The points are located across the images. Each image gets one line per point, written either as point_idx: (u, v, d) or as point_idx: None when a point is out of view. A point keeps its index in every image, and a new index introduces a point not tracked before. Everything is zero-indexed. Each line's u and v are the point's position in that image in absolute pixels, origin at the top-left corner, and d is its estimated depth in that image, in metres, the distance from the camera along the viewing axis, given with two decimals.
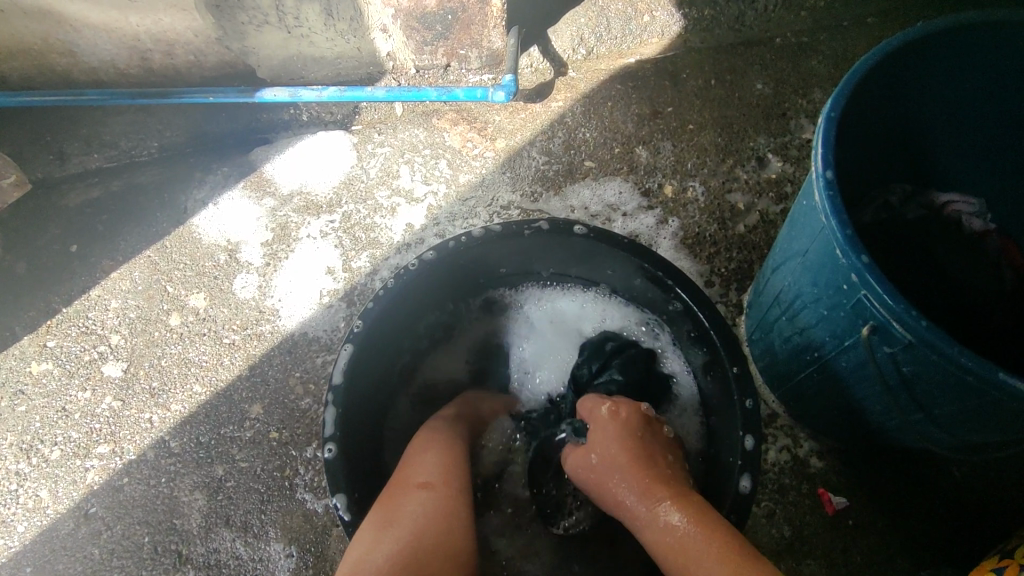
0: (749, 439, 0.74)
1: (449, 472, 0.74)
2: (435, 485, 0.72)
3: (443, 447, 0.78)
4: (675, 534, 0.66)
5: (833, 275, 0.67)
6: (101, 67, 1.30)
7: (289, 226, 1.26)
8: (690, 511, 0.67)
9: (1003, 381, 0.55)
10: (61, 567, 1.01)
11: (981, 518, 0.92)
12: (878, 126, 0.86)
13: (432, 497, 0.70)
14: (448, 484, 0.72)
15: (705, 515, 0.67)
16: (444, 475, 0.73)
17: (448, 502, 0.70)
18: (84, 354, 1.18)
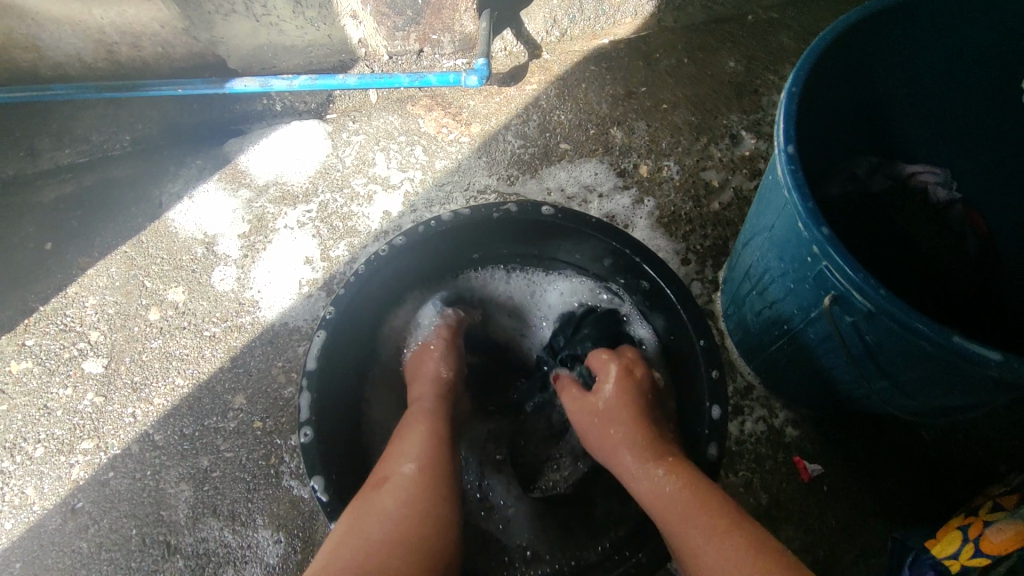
0: (715, 409, 0.76)
1: (431, 461, 0.71)
2: (414, 475, 0.69)
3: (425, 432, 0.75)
4: (676, 492, 0.67)
5: (797, 248, 0.68)
6: (67, 62, 1.28)
7: (265, 217, 1.25)
8: (691, 477, 0.68)
9: (959, 346, 0.56)
10: (50, 562, 1.02)
11: (949, 479, 0.94)
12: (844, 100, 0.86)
13: (411, 487, 0.67)
14: (427, 473, 0.69)
15: (703, 482, 0.68)
16: (425, 464, 0.70)
17: (428, 494, 0.67)
18: (64, 352, 1.18)
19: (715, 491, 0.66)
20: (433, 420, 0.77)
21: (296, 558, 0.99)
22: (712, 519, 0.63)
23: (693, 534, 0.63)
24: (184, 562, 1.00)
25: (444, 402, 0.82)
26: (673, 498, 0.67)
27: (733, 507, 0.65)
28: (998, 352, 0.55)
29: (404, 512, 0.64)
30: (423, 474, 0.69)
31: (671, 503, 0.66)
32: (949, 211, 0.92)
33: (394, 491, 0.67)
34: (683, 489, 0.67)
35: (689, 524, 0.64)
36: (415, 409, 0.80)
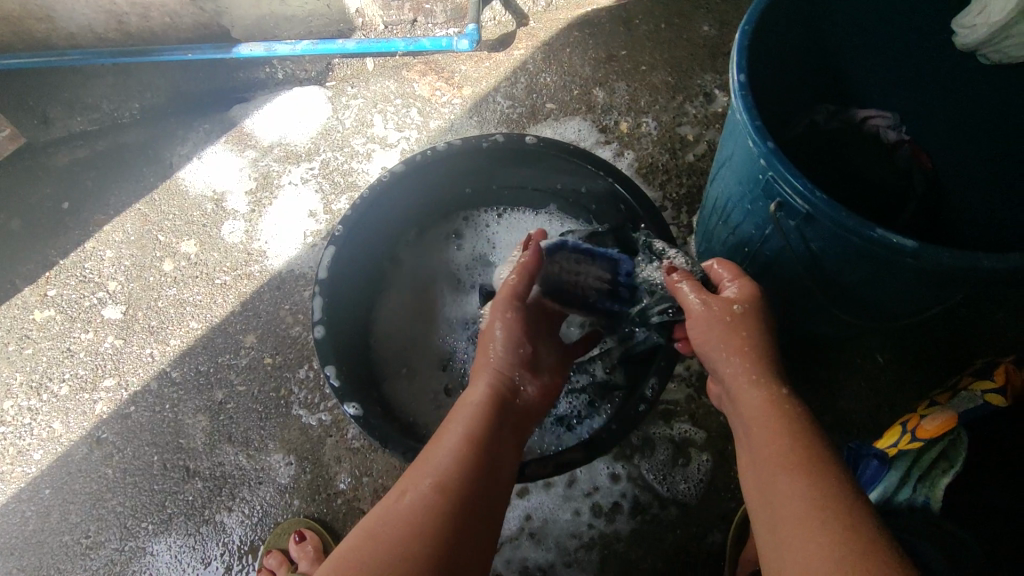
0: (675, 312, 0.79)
1: (456, 480, 0.57)
2: (429, 495, 0.55)
3: (464, 436, 0.62)
4: (753, 416, 0.61)
5: (751, 168, 0.77)
6: (79, 32, 1.36)
7: (271, 174, 1.34)
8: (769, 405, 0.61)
9: (879, 236, 0.65)
10: (78, 487, 1.10)
11: (903, 395, 1.01)
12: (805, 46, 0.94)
13: (421, 510, 0.54)
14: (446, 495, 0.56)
15: (783, 414, 0.60)
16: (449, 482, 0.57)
17: (444, 522, 0.54)
18: (84, 300, 1.26)
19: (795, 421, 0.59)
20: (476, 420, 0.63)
21: (306, 478, 1.07)
22: (789, 454, 0.56)
23: (765, 470, 0.57)
24: (203, 484, 1.09)
25: (502, 393, 0.67)
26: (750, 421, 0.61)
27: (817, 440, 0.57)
28: (914, 241, 0.64)
29: (410, 538, 0.52)
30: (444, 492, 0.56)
31: (753, 425, 0.61)
32: (896, 150, 0.99)
33: (400, 511, 0.54)
34: (758, 416, 0.61)
35: (764, 460, 0.58)
36: (476, 391, 0.66)
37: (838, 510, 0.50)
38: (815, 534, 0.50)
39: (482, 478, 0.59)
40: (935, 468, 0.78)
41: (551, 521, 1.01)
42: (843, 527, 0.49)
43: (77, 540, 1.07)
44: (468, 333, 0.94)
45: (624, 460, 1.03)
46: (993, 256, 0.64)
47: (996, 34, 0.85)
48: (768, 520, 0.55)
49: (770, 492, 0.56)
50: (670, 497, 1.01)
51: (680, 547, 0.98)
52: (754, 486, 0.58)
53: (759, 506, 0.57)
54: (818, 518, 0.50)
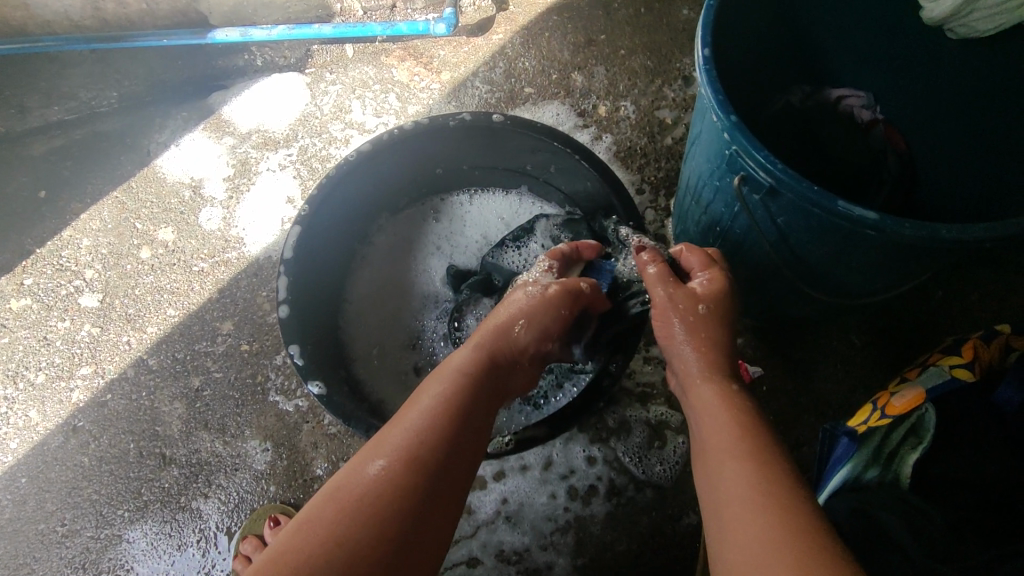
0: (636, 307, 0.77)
1: (429, 455, 0.55)
2: (397, 470, 0.54)
3: (444, 407, 0.59)
4: (704, 409, 0.62)
5: (718, 144, 0.77)
6: (55, 19, 1.35)
7: (248, 161, 1.33)
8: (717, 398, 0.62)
9: (841, 209, 0.65)
10: (55, 475, 1.10)
11: (879, 374, 1.01)
12: (778, 26, 0.93)
13: (387, 484, 0.53)
14: (417, 471, 0.54)
15: (732, 407, 0.61)
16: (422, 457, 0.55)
17: (410, 501, 0.52)
18: (61, 289, 1.25)
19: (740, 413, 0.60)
20: (458, 392, 0.61)
21: (282, 464, 1.07)
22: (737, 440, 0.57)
23: (712, 460, 0.58)
24: (179, 471, 1.08)
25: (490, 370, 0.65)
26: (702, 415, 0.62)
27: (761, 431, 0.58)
28: (874, 212, 0.64)
29: (372, 515, 0.51)
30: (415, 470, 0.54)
31: (704, 418, 0.61)
32: (871, 130, 0.99)
33: (364, 484, 0.53)
34: (707, 409, 0.62)
35: (712, 450, 0.58)
36: (468, 363, 0.65)
37: (778, 503, 0.50)
38: (753, 518, 0.50)
39: (458, 451, 0.57)
40: (905, 443, 0.77)
41: (527, 504, 1.01)
42: (783, 520, 0.49)
43: (54, 528, 1.07)
44: (438, 314, 0.95)
45: (600, 443, 1.03)
46: (954, 227, 0.63)
47: (962, 7, 0.82)
48: (714, 507, 0.55)
49: (719, 478, 0.56)
50: (645, 480, 1.01)
51: (656, 529, 0.98)
52: (704, 476, 0.58)
53: (706, 497, 0.57)
54: (757, 506, 0.51)
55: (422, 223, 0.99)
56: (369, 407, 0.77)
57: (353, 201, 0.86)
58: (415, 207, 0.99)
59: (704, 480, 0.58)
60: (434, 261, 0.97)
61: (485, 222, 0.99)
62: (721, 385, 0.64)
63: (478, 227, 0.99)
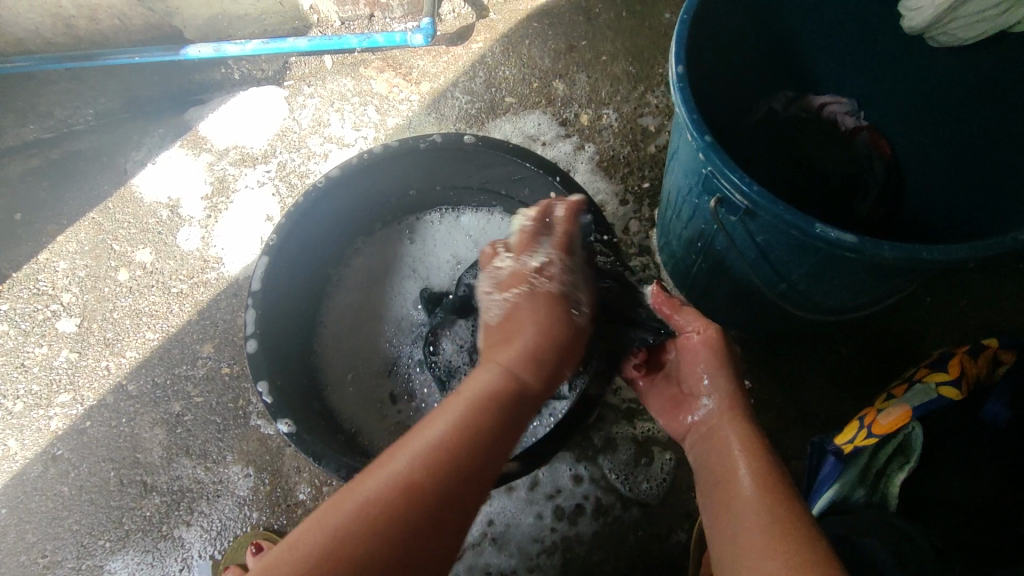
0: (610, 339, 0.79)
1: (451, 458, 0.52)
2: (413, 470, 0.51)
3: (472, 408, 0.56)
4: (728, 450, 0.63)
5: (695, 163, 0.75)
6: (27, 37, 1.32)
7: (226, 179, 1.31)
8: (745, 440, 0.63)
9: (820, 232, 0.63)
10: (34, 505, 1.08)
11: (869, 386, 0.99)
12: (760, 32, 0.90)
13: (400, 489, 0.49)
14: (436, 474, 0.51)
15: (759, 451, 0.62)
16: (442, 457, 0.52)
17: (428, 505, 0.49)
18: (38, 313, 1.23)
19: (766, 455, 0.61)
20: (476, 426, 0.54)
21: (265, 489, 1.06)
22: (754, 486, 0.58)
23: (734, 496, 0.58)
24: (161, 498, 1.07)
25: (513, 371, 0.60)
26: (725, 454, 0.63)
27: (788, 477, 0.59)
28: (853, 235, 0.63)
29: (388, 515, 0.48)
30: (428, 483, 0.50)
31: (725, 457, 0.63)
32: (856, 137, 0.98)
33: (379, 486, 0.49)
34: (734, 449, 0.63)
35: (735, 488, 0.59)
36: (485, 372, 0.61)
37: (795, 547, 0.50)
38: (776, 559, 0.50)
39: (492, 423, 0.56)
40: (891, 462, 0.76)
41: (513, 525, 0.99)
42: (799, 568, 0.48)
43: (34, 559, 1.05)
44: (414, 337, 0.94)
45: (587, 461, 1.01)
46: (934, 248, 0.62)
47: (942, 15, 0.83)
48: (729, 540, 0.55)
49: (736, 517, 0.56)
50: (632, 498, 0.99)
51: (644, 548, 0.97)
52: (718, 513, 0.59)
53: (718, 545, 0.57)
54: (778, 544, 0.51)
55: (398, 243, 0.97)
56: (343, 441, 0.76)
57: (324, 226, 0.84)
58: (390, 227, 0.97)
59: (716, 520, 0.59)
60: (409, 283, 0.96)
61: (460, 241, 0.97)
62: (749, 429, 0.65)
63: (453, 247, 0.97)
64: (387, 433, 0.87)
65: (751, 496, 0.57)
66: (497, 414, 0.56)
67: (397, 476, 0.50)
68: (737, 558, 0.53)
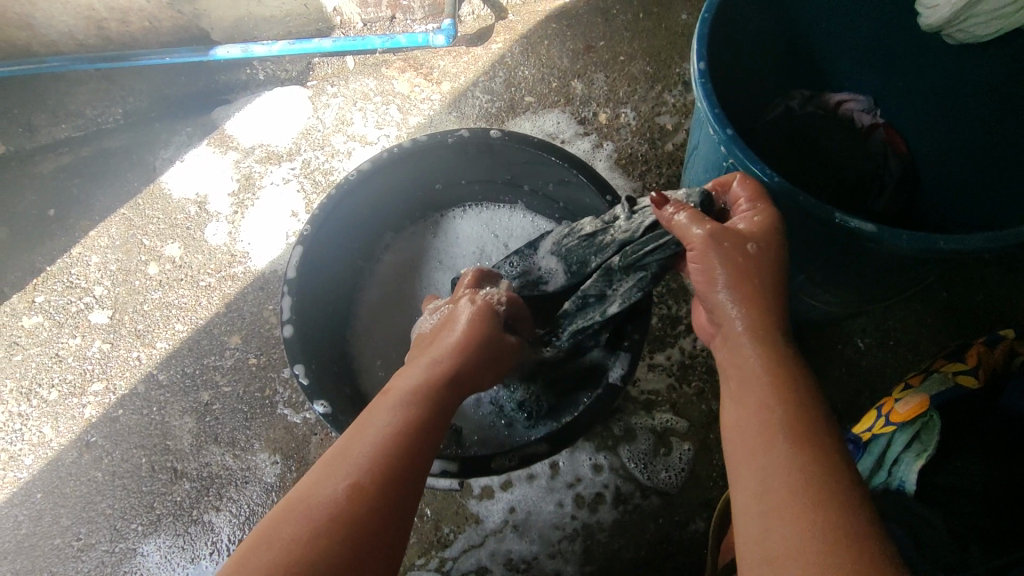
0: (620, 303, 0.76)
1: (376, 488, 0.53)
2: (336, 503, 0.51)
3: (380, 430, 0.58)
4: (756, 387, 0.57)
5: (716, 156, 0.77)
6: (60, 39, 1.36)
7: (253, 175, 1.34)
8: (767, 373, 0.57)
9: (840, 221, 0.65)
10: (69, 490, 1.12)
11: (884, 379, 1.01)
12: (779, 32, 0.93)
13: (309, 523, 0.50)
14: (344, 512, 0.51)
15: (783, 389, 0.56)
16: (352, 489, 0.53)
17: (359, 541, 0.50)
18: (71, 306, 1.27)
19: (795, 396, 0.55)
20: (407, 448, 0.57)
21: (292, 476, 1.08)
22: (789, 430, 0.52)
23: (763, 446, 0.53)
24: (191, 485, 1.10)
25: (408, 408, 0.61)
26: (752, 387, 0.57)
27: (817, 418, 0.53)
28: (872, 224, 0.65)
29: (306, 552, 0.48)
30: (371, 483, 0.53)
31: (751, 391, 0.57)
32: (872, 135, 0.99)
33: (297, 522, 0.50)
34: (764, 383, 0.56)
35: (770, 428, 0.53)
36: (411, 383, 0.64)
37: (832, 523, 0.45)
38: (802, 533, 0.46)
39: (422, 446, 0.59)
40: (909, 450, 0.77)
41: (535, 513, 1.01)
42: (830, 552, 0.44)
43: (69, 543, 1.09)
44: None
45: (606, 451, 1.03)
46: (951, 238, 0.64)
47: (958, 13, 0.84)
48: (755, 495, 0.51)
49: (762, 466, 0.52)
50: (652, 487, 1.01)
51: (663, 536, 0.99)
52: (744, 460, 0.54)
53: (742, 482, 0.53)
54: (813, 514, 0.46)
55: (425, 240, 1.00)
56: None
57: (355, 219, 0.87)
58: (417, 224, 1.00)
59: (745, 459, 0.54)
60: (436, 276, 0.99)
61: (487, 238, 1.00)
62: (775, 359, 0.58)
63: (480, 243, 1.00)
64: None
65: (784, 447, 0.51)
66: (411, 424, 0.59)
67: (326, 509, 0.51)
68: (764, 512, 0.49)
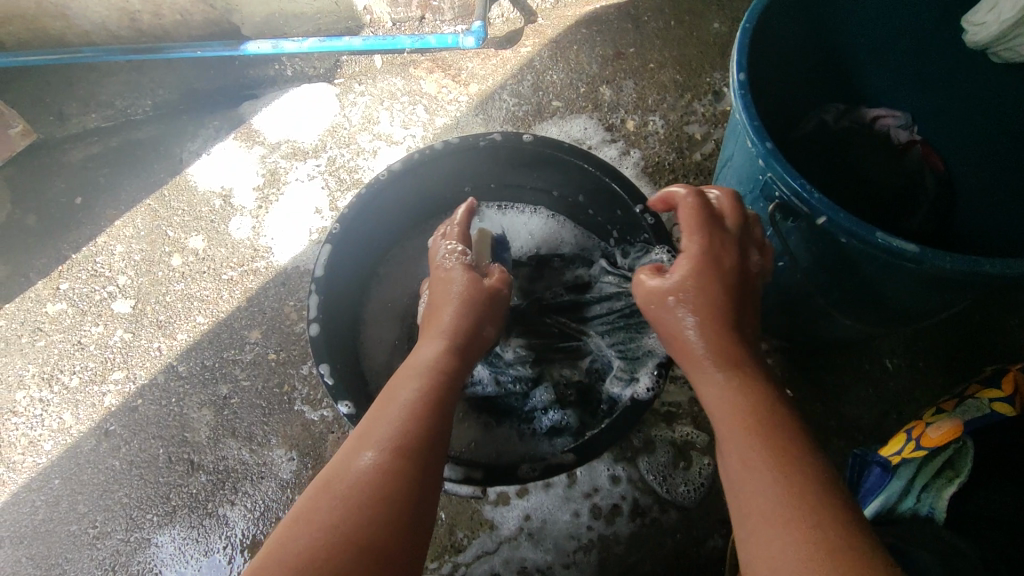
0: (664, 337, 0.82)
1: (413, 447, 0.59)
2: (374, 475, 0.56)
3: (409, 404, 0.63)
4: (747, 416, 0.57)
5: (752, 169, 0.76)
6: (94, 30, 1.36)
7: (278, 171, 1.35)
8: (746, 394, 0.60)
9: (881, 241, 0.64)
10: (86, 478, 1.12)
11: (911, 401, 0.99)
12: (819, 43, 0.91)
13: (341, 524, 0.52)
14: (381, 519, 0.53)
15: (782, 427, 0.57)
16: (363, 513, 0.53)
17: (390, 520, 0.54)
18: (95, 294, 1.28)
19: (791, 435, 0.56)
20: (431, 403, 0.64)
21: (308, 472, 1.09)
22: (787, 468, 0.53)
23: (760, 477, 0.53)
24: (207, 477, 1.10)
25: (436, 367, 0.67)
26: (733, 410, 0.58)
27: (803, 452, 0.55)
28: (914, 244, 0.63)
29: (352, 530, 0.52)
30: (406, 452, 0.58)
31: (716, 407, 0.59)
32: (908, 151, 0.96)
33: (330, 506, 0.53)
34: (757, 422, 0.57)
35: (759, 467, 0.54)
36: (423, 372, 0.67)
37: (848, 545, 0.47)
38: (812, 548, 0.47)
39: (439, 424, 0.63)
40: (938, 478, 0.76)
41: (551, 521, 1.00)
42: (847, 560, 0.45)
43: (85, 530, 1.09)
44: None
45: (625, 462, 1.02)
46: (997, 261, 0.62)
47: (1006, 32, 0.85)
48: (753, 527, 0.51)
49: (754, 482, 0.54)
50: (670, 500, 1.00)
51: (681, 551, 0.98)
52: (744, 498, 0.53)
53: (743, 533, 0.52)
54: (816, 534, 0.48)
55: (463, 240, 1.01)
56: None
57: (382, 217, 0.87)
58: (450, 219, 0.99)
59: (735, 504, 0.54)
60: None
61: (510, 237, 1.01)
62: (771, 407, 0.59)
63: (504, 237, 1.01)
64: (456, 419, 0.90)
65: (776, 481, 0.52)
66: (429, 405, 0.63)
67: (385, 461, 0.57)
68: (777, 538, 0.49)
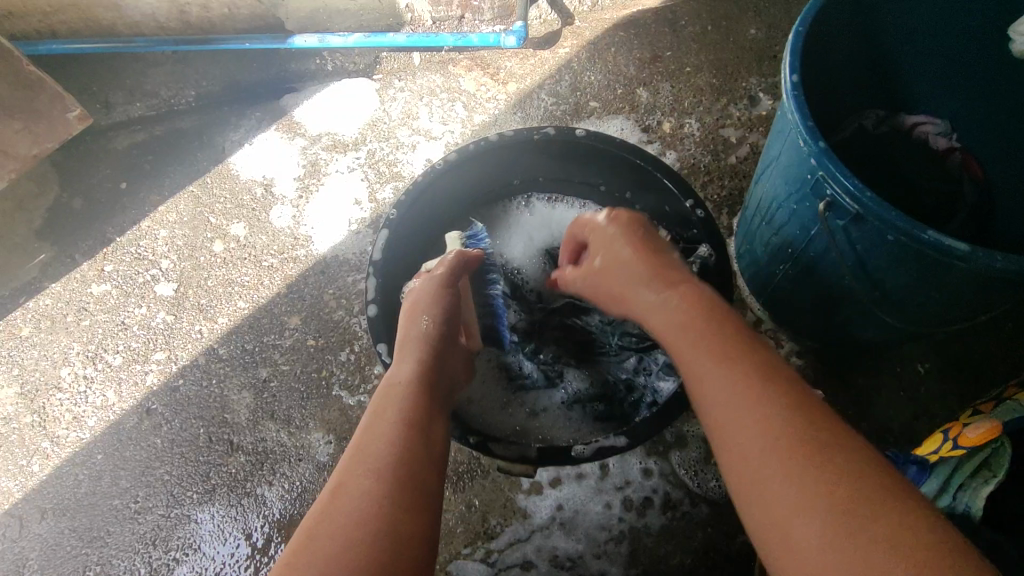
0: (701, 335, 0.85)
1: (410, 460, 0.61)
2: (376, 491, 0.58)
3: (397, 420, 0.65)
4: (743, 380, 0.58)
5: (802, 168, 0.78)
6: (143, 20, 1.39)
7: (319, 162, 1.38)
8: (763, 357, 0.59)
9: (930, 239, 0.66)
10: (128, 454, 1.15)
11: (943, 404, 1.01)
12: (864, 50, 0.93)
13: (353, 542, 0.53)
14: (390, 528, 0.55)
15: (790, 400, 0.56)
16: (374, 526, 0.55)
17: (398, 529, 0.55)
18: (139, 276, 1.31)
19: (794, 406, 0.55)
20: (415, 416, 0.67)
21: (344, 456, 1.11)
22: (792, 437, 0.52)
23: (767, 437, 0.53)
24: (246, 458, 1.13)
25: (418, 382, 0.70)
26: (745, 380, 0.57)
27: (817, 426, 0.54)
28: (964, 244, 0.65)
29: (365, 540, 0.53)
30: (403, 464, 0.61)
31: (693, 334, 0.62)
32: (947, 157, 0.99)
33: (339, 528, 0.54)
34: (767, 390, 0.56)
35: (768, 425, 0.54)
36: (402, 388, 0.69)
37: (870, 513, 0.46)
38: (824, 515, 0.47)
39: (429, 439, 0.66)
40: (977, 476, 0.77)
41: (583, 512, 1.02)
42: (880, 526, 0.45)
43: (127, 504, 1.12)
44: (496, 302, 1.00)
45: (657, 456, 1.04)
46: None
47: None
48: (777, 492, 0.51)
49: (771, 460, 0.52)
50: (701, 495, 1.01)
51: (711, 545, 0.99)
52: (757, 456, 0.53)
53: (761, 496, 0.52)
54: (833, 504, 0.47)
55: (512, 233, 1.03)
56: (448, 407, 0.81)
57: (435, 205, 0.90)
58: (502, 210, 1.03)
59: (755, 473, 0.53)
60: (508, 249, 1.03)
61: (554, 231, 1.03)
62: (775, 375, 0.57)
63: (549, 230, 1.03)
64: (498, 405, 0.93)
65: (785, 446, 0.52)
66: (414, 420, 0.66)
67: (384, 477, 0.59)
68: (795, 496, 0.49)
